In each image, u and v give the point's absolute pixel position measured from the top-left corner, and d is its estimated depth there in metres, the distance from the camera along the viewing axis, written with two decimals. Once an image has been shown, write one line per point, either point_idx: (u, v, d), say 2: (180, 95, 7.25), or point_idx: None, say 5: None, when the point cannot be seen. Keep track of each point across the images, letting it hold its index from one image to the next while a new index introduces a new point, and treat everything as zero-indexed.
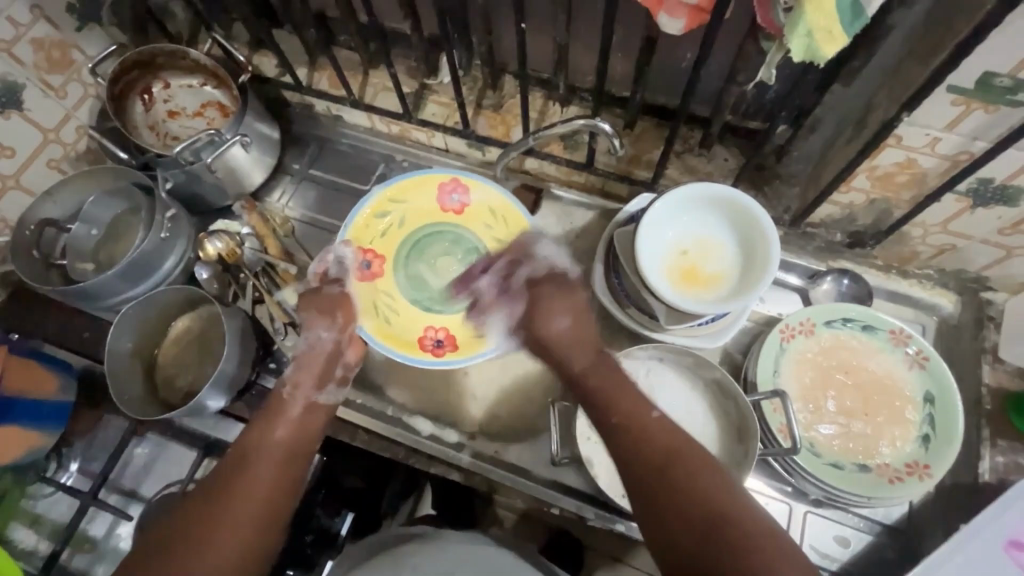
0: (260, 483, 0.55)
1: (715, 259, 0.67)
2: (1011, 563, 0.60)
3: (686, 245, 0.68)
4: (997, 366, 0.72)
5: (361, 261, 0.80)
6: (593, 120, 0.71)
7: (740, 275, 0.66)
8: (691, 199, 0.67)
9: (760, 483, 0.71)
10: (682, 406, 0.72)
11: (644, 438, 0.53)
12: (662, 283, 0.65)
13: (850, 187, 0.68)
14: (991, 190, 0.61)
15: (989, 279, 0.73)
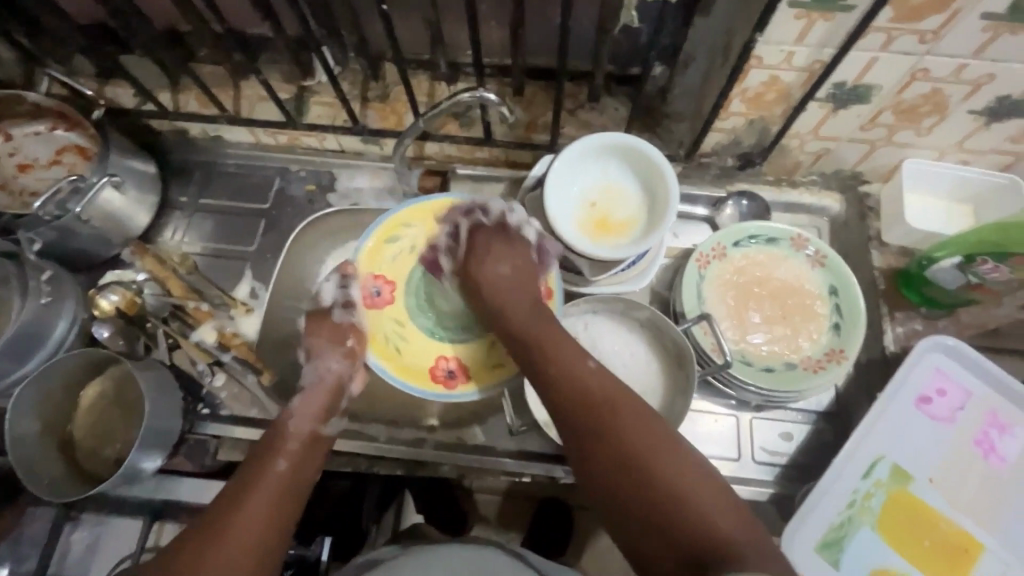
0: (254, 520, 0.52)
1: (624, 205, 0.69)
2: (924, 415, 0.68)
3: (593, 197, 0.69)
4: (884, 249, 0.80)
5: (369, 287, 0.71)
6: (477, 91, 0.70)
7: (647, 211, 0.68)
8: (586, 150, 0.69)
9: (705, 402, 0.76)
10: (621, 346, 0.75)
11: (585, 387, 0.55)
12: (578, 239, 0.67)
13: (729, 113, 0.72)
14: (846, 92, 0.66)
15: (864, 173, 0.81)
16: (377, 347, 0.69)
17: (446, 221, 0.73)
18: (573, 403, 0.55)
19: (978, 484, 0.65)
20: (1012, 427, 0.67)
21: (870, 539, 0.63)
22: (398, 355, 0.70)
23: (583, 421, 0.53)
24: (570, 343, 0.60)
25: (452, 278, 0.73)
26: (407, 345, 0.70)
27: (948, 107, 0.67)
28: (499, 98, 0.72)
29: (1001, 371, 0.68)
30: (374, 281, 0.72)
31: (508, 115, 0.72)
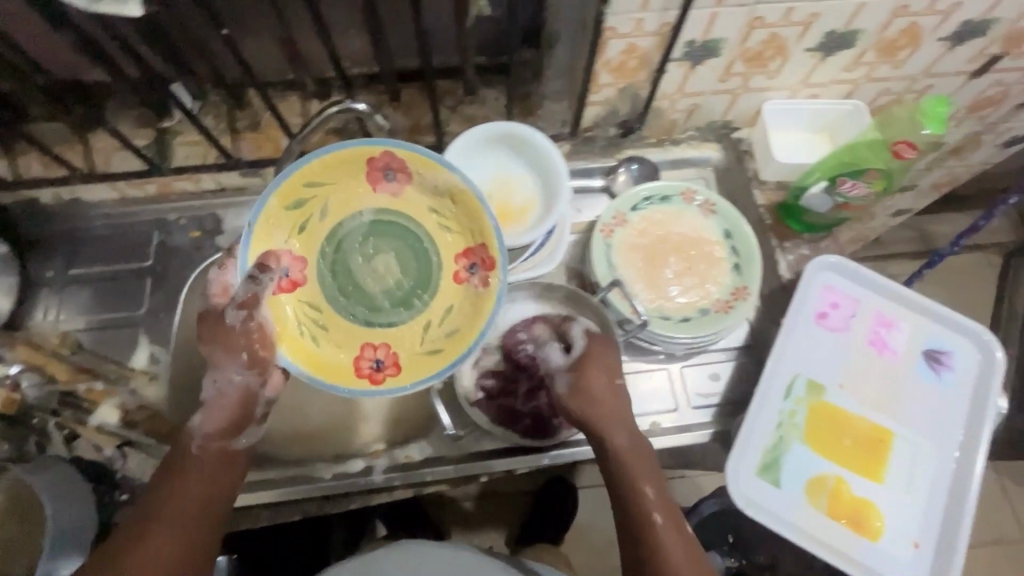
0: (159, 551, 0.53)
1: (519, 190, 0.70)
2: (825, 329, 0.74)
3: (488, 189, 0.70)
4: (763, 186, 0.87)
5: (279, 268, 0.64)
6: (344, 104, 0.69)
7: (541, 191, 0.69)
8: (468, 147, 0.68)
9: (636, 363, 0.79)
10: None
11: (671, 551, 0.56)
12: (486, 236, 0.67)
13: (600, 86, 0.75)
14: (698, 48, 0.70)
15: (733, 121, 0.87)
16: (287, 340, 0.64)
17: (383, 173, 0.66)
18: (660, 559, 0.56)
19: (880, 378, 0.72)
20: (896, 322, 0.74)
21: (802, 453, 0.68)
22: (311, 344, 0.65)
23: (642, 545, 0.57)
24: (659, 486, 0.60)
25: (378, 248, 0.68)
26: (328, 331, 0.66)
27: (788, 48, 0.73)
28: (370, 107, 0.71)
29: (878, 276, 0.76)
30: (284, 261, 0.65)
31: (382, 122, 0.71)
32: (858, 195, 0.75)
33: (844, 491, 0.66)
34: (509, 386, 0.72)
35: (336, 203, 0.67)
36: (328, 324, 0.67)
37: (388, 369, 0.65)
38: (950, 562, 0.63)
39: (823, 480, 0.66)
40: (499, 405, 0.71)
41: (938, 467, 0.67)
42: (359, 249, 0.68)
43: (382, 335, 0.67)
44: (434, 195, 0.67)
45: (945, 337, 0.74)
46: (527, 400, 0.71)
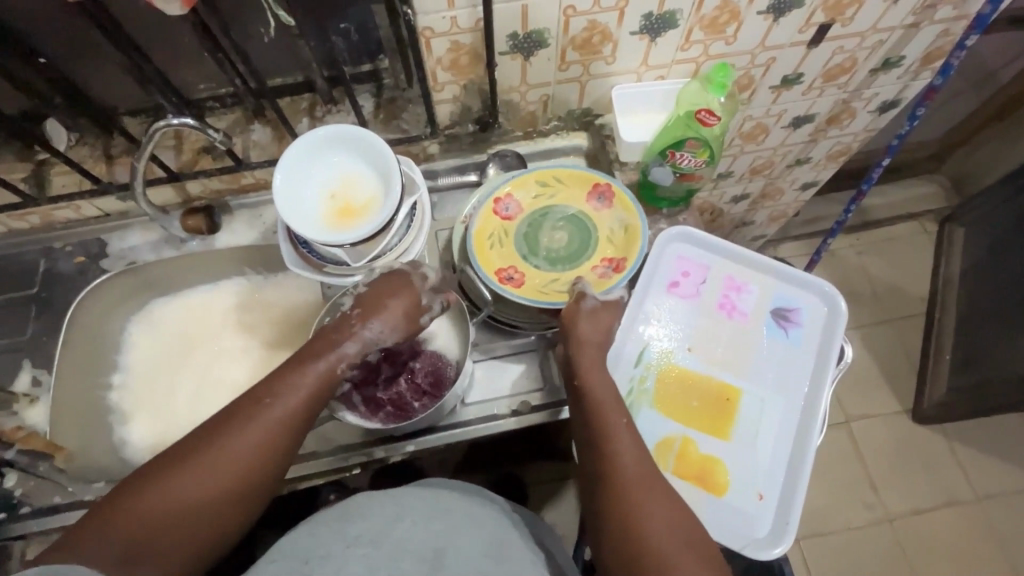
0: (232, 461, 0.54)
1: (361, 187, 0.72)
2: (676, 297, 0.76)
3: (332, 188, 0.72)
4: (625, 168, 0.90)
5: (508, 201, 0.82)
6: (170, 120, 0.70)
7: (381, 186, 0.72)
8: (301, 154, 0.72)
9: (506, 345, 0.80)
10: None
11: (648, 479, 0.57)
12: (328, 235, 0.69)
13: (442, 84, 0.79)
14: (523, 40, 0.74)
15: (591, 108, 0.90)
16: (481, 230, 0.80)
17: (598, 195, 0.81)
18: (639, 483, 0.57)
19: (728, 340, 0.74)
20: (746, 285, 0.77)
21: (651, 417, 0.69)
22: (489, 245, 0.80)
23: (623, 494, 0.56)
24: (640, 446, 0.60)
25: (562, 225, 0.82)
26: (504, 247, 0.81)
27: (612, 34, 0.76)
28: (202, 123, 0.73)
29: (727, 241, 0.78)
30: (510, 197, 0.83)
31: (215, 135, 0.73)
32: (690, 165, 0.77)
33: (690, 451, 0.68)
34: (372, 375, 0.73)
35: (560, 197, 0.83)
36: (506, 243, 0.81)
37: (515, 284, 0.78)
38: (790, 513, 0.65)
39: (670, 442, 0.68)
40: (363, 394, 0.72)
41: (782, 421, 0.69)
42: (540, 221, 0.82)
43: (525, 270, 0.80)
44: (615, 222, 0.80)
45: (792, 297, 0.76)
46: (387, 387, 0.73)
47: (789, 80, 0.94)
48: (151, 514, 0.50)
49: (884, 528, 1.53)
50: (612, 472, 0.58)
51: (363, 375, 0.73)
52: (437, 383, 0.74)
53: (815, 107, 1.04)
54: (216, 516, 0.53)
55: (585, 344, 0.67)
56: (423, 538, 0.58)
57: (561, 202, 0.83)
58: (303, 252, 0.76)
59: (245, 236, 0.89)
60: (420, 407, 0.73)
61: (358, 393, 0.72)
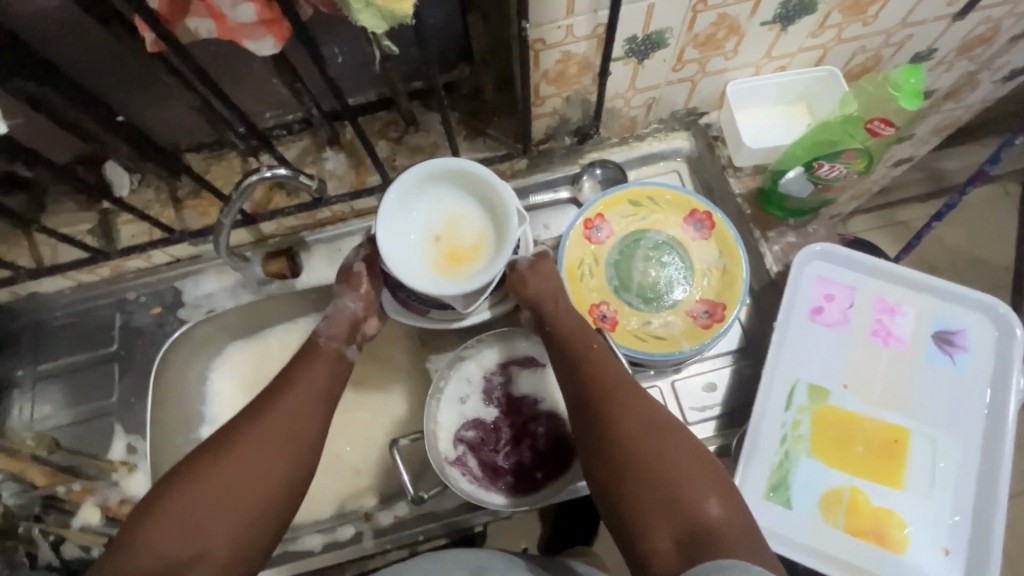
0: (240, 450, 0.57)
1: (469, 227, 0.64)
2: (821, 326, 0.68)
3: (436, 229, 0.64)
4: (739, 174, 0.80)
5: (598, 224, 0.75)
6: (265, 170, 0.63)
7: (490, 222, 0.64)
8: (402, 194, 0.63)
9: None
10: (531, 379, 0.71)
11: (656, 437, 0.55)
12: (442, 286, 0.62)
13: (542, 97, 0.70)
14: (641, 43, 0.64)
15: (697, 107, 0.80)
16: (571, 260, 0.74)
17: (695, 221, 0.75)
18: (642, 437, 0.55)
19: (886, 372, 0.66)
20: (899, 306, 0.69)
21: (812, 466, 0.63)
22: (579, 277, 0.74)
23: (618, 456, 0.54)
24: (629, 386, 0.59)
25: (655, 253, 0.75)
26: (596, 278, 0.74)
27: (741, 26, 0.66)
28: (293, 169, 0.66)
29: (874, 257, 0.70)
30: (599, 219, 0.76)
31: (308, 182, 0.66)
32: (839, 175, 0.68)
33: (860, 502, 0.62)
34: (490, 438, 0.69)
35: (653, 220, 0.76)
36: (597, 274, 0.75)
37: (611, 324, 0.72)
38: (983, 566, 0.59)
39: (838, 494, 0.62)
40: (480, 458, 0.68)
41: (959, 460, 0.63)
42: (632, 249, 0.75)
43: (620, 304, 0.74)
44: (711, 257, 0.74)
45: (954, 317, 0.68)
46: (508, 455, 0.68)
47: (919, 58, 0.83)
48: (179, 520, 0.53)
49: None
50: (616, 435, 0.56)
51: (481, 437, 0.69)
52: (562, 453, 0.67)
53: (938, 83, 0.92)
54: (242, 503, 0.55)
55: (543, 298, 0.65)
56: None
57: (654, 229, 0.76)
58: (402, 298, 0.69)
59: (326, 274, 0.82)
60: (544, 479, 0.66)
61: (474, 457, 0.68)
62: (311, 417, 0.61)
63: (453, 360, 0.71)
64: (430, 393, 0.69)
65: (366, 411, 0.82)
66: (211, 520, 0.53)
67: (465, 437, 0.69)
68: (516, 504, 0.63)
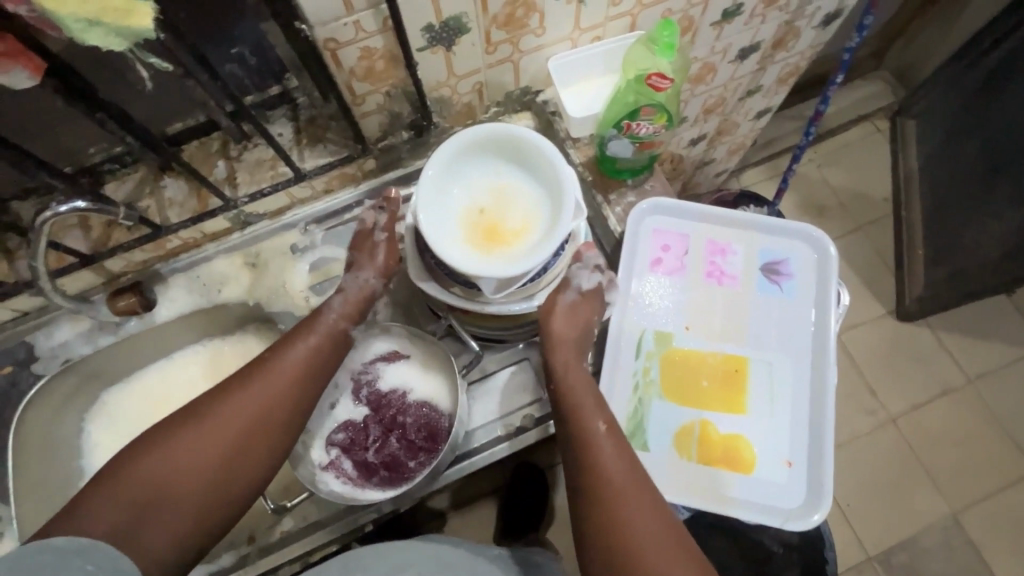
0: (231, 419, 0.57)
1: (519, 211, 0.63)
2: (660, 276, 0.72)
3: (482, 202, 0.64)
4: (579, 144, 0.83)
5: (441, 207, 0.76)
6: (54, 207, 0.60)
7: (542, 211, 0.63)
8: (454, 159, 0.64)
9: (500, 360, 0.75)
10: (397, 372, 0.73)
11: (656, 514, 0.52)
12: (472, 262, 0.60)
13: (361, 95, 0.71)
14: (440, 30, 0.66)
15: (530, 86, 0.83)
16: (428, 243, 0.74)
17: None
18: (643, 512, 0.52)
19: (724, 309, 0.71)
20: (729, 247, 0.73)
21: (664, 407, 0.67)
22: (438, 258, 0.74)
23: (617, 552, 0.50)
24: (631, 470, 0.55)
25: None
26: None
27: (537, 3, 0.68)
28: (92, 201, 0.63)
29: (700, 204, 0.74)
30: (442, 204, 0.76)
31: (111, 212, 0.63)
32: (648, 131, 0.72)
33: (710, 433, 0.66)
34: (361, 437, 0.70)
35: None
36: None
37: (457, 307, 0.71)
38: (822, 474, 0.63)
39: (688, 429, 0.66)
40: (353, 459, 0.69)
41: (794, 378, 0.68)
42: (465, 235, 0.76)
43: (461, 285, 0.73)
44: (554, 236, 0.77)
45: (777, 248, 0.73)
46: (379, 450, 0.69)
47: (730, 13, 0.88)
48: (160, 468, 0.52)
49: (890, 430, 1.50)
50: (614, 507, 0.52)
51: (351, 439, 0.70)
52: (432, 438, 0.69)
53: (760, 34, 0.98)
54: (220, 481, 0.54)
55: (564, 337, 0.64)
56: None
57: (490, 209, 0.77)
58: (428, 263, 0.66)
59: (187, 304, 0.81)
60: (417, 466, 0.67)
61: (348, 459, 0.69)
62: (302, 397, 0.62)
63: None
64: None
65: None
66: (172, 496, 0.52)
67: (336, 440, 0.70)
68: (388, 494, 0.64)
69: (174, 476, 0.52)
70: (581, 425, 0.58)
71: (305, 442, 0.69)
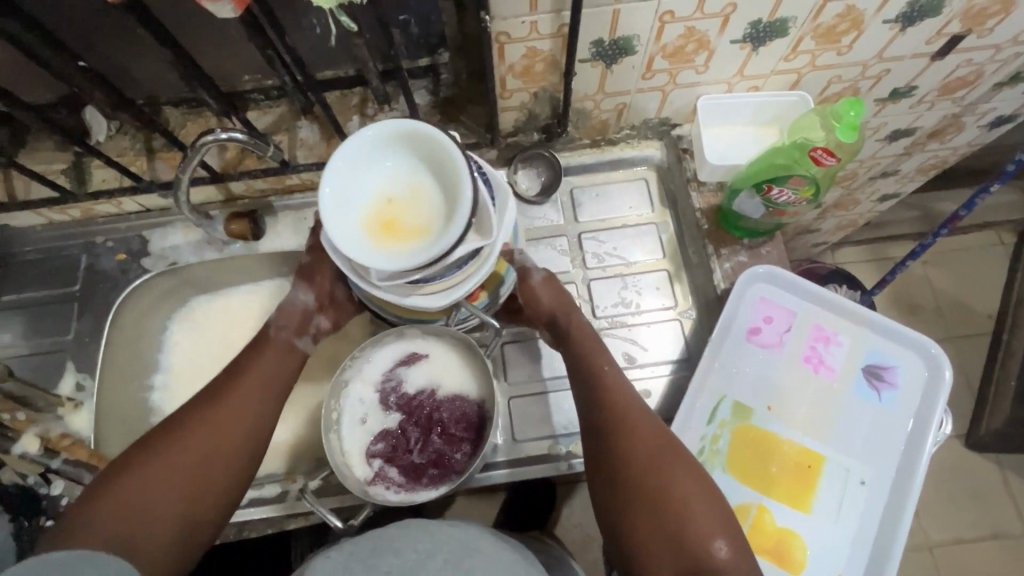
0: (201, 435, 0.60)
1: (421, 210, 0.59)
2: (756, 347, 0.69)
3: (391, 191, 0.60)
4: (702, 189, 0.80)
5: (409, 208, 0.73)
6: (218, 133, 0.65)
7: (439, 217, 0.58)
8: (374, 142, 0.59)
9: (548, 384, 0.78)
10: (425, 370, 0.72)
11: (654, 447, 0.60)
12: (354, 246, 0.57)
13: (509, 91, 0.71)
14: (608, 47, 0.65)
15: (670, 118, 0.80)
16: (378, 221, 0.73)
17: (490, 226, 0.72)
18: (642, 446, 0.59)
19: (812, 398, 0.68)
20: (835, 336, 0.70)
21: (723, 481, 0.65)
22: None
23: (626, 475, 0.58)
24: (634, 399, 0.63)
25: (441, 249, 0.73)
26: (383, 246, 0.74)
27: (710, 42, 0.66)
28: (247, 134, 0.67)
29: (820, 286, 0.70)
30: None
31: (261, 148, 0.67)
32: (788, 200, 0.71)
33: (766, 521, 0.64)
34: (401, 442, 0.69)
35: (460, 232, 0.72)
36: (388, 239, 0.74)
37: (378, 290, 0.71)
38: None
39: (744, 511, 0.64)
40: (398, 465, 0.69)
41: (868, 493, 0.65)
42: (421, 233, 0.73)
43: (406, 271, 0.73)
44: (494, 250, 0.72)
45: (887, 352, 0.69)
46: (422, 450, 0.69)
47: (899, 93, 0.82)
48: (140, 490, 0.56)
49: (921, 555, 1.39)
50: (619, 447, 0.60)
51: (391, 447, 0.69)
52: (472, 433, 0.69)
53: (920, 120, 0.92)
54: (200, 489, 0.58)
55: (557, 310, 0.70)
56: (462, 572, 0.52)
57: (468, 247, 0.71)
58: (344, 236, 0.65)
59: (287, 241, 0.84)
60: (459, 462, 0.68)
61: (392, 466, 0.69)
62: (271, 405, 0.65)
63: (337, 387, 0.71)
64: (326, 426, 0.69)
65: (312, 377, 0.84)
66: (153, 514, 0.55)
67: (376, 451, 0.70)
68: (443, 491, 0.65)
69: (153, 493, 0.56)
70: (589, 367, 0.65)
71: (345, 461, 0.69)
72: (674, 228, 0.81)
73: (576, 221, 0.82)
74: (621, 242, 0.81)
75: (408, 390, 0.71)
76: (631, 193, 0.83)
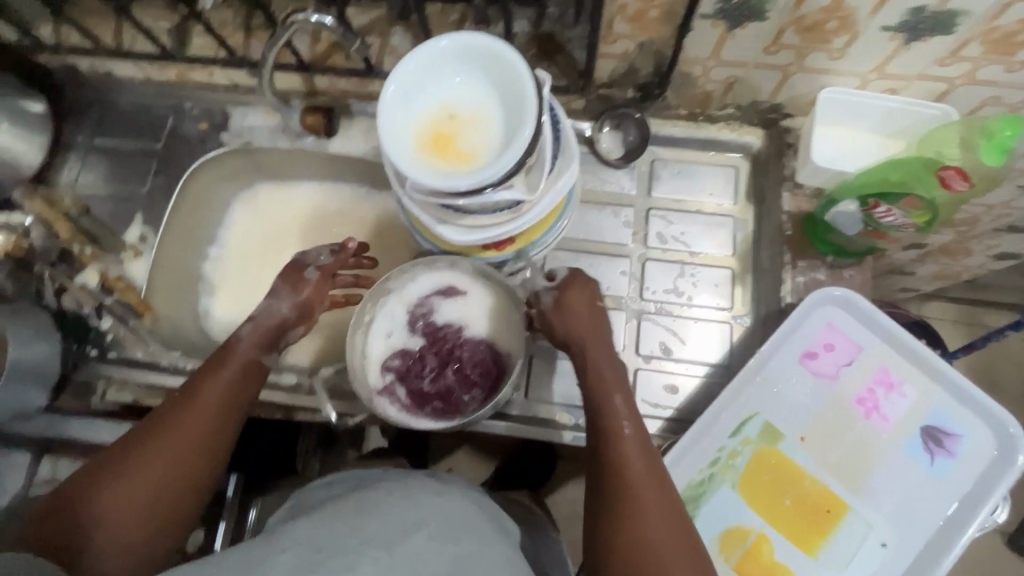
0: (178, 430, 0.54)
1: (475, 139, 0.56)
2: (807, 372, 0.63)
3: (454, 108, 0.57)
4: (797, 191, 0.73)
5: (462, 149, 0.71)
6: (311, 15, 0.64)
7: (489, 152, 0.55)
8: (455, 54, 0.57)
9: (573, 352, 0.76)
10: (455, 306, 0.71)
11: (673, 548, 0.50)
12: (399, 150, 0.55)
13: (615, 36, 0.66)
14: (736, 6, 0.58)
15: (783, 106, 0.72)
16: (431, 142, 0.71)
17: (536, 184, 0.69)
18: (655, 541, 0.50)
19: (851, 444, 0.61)
20: (901, 386, 0.62)
21: (729, 498, 0.61)
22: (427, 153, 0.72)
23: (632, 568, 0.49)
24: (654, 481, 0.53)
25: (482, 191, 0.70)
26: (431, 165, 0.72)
27: (856, 23, 0.58)
28: (337, 22, 0.66)
29: (897, 325, 0.63)
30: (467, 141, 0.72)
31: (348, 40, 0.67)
32: (894, 222, 0.64)
33: (763, 552, 0.60)
34: (416, 366, 0.69)
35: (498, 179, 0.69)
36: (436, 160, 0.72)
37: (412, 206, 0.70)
38: None
39: (743, 534, 0.60)
40: (408, 387, 0.69)
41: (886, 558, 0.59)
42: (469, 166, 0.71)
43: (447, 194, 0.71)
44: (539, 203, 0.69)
45: (953, 418, 0.61)
46: (434, 380, 0.69)
47: None
48: (112, 499, 0.50)
49: None
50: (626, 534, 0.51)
51: (406, 367, 0.69)
52: (488, 378, 0.69)
53: None
54: (175, 487, 0.52)
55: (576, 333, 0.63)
56: (443, 557, 0.45)
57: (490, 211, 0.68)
58: None
59: (355, 147, 0.84)
60: (467, 401, 0.68)
61: (401, 386, 0.69)
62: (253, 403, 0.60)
63: (376, 293, 0.71)
64: (355, 326, 0.70)
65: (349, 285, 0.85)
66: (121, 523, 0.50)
67: (392, 366, 0.70)
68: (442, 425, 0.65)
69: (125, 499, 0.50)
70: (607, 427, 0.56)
71: (361, 367, 0.70)
72: (751, 227, 0.74)
73: (648, 195, 0.76)
74: (691, 227, 0.75)
75: (437, 318, 0.71)
76: (717, 178, 0.76)
